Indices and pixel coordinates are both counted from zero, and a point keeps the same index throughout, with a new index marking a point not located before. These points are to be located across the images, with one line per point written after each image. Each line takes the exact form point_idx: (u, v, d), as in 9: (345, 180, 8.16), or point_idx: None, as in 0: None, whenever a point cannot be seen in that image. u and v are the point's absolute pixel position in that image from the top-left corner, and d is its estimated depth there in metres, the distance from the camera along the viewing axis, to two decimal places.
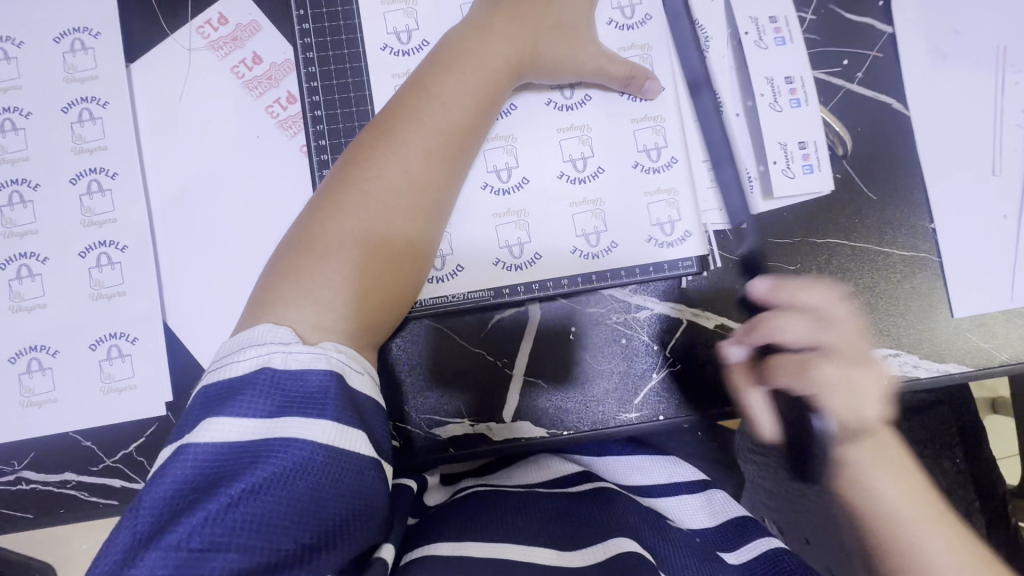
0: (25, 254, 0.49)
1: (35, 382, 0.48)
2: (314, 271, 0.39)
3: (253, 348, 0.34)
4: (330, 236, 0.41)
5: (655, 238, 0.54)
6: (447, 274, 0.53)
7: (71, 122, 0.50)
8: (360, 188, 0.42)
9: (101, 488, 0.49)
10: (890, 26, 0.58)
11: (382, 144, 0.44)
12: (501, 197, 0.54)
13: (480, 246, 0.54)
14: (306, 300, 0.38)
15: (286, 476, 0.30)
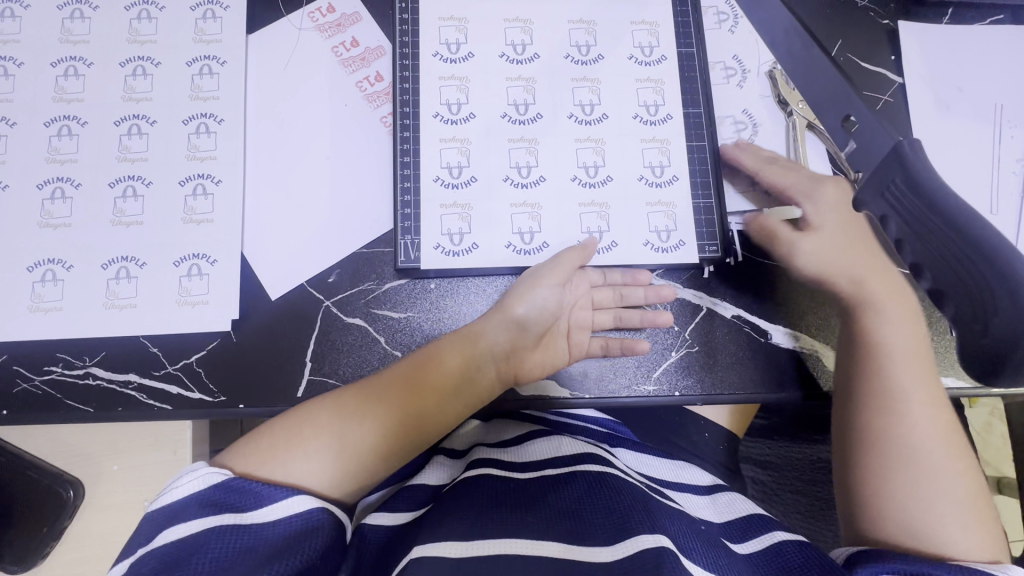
0: (133, 177, 0.56)
1: (120, 287, 0.54)
2: (307, 457, 0.48)
3: (185, 475, 0.45)
4: (319, 449, 0.48)
5: (651, 243, 0.57)
6: (463, 251, 0.56)
7: (192, 74, 0.58)
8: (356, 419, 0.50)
9: (159, 392, 0.53)
10: (900, 77, 0.67)
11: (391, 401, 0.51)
12: (520, 190, 0.57)
13: (494, 229, 0.57)
14: (300, 471, 0.47)
15: (225, 535, 0.41)
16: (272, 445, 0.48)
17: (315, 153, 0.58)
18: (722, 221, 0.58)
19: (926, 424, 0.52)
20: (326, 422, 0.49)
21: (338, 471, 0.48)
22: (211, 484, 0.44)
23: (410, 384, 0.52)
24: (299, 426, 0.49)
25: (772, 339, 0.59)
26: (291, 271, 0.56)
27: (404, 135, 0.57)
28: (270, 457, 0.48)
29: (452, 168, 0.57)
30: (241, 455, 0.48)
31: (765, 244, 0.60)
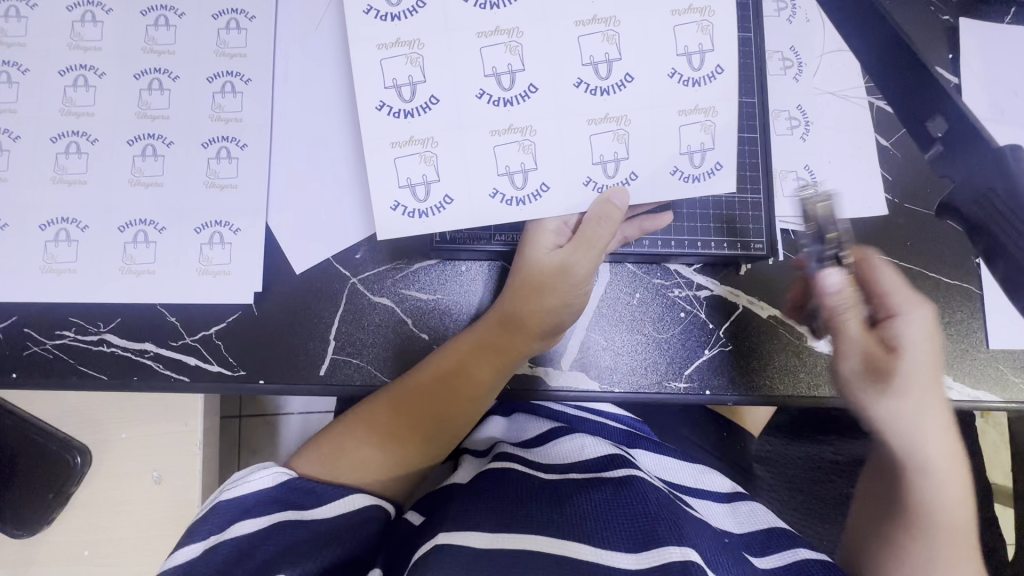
0: (153, 135, 0.52)
1: (138, 252, 0.51)
2: (350, 460, 0.51)
3: (258, 471, 0.47)
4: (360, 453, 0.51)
5: (680, 169, 0.49)
6: (430, 209, 0.49)
7: (219, 29, 0.54)
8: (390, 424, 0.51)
9: (176, 363, 0.51)
10: (957, 76, 0.64)
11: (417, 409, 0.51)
12: (500, 109, 0.48)
13: (476, 176, 0.49)
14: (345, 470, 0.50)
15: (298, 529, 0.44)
16: (324, 447, 0.51)
17: (345, 121, 0.55)
18: (772, 228, 0.56)
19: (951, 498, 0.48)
20: (366, 428, 0.52)
21: (386, 472, 0.51)
22: (278, 483, 0.47)
23: (441, 384, 0.51)
24: (348, 426, 0.52)
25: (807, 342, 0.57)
26: (316, 246, 0.53)
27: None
28: (327, 462, 0.50)
29: (400, 88, 0.47)
30: (302, 454, 0.52)
31: None
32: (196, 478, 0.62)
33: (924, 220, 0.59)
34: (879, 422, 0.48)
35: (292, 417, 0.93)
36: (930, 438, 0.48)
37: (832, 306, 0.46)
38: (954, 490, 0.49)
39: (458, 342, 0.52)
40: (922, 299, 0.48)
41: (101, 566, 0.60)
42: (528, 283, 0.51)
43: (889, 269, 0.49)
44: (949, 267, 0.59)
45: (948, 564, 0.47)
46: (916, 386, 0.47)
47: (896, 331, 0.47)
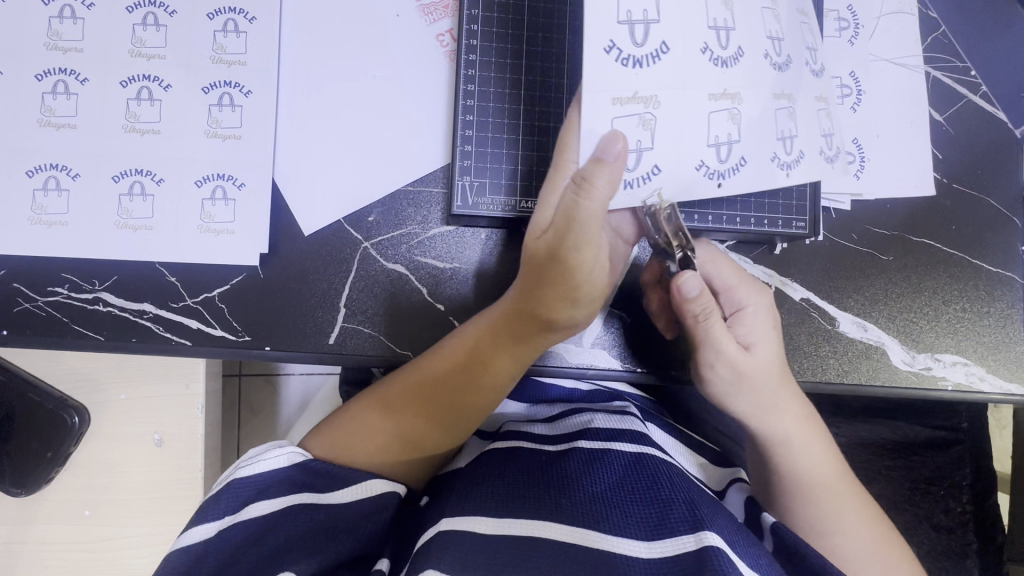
0: (149, 76, 0.48)
1: (134, 205, 0.47)
2: (362, 446, 0.47)
3: (273, 450, 0.44)
4: (371, 438, 0.48)
5: (824, 152, 0.48)
6: (639, 178, 0.45)
7: None
8: (404, 407, 0.48)
9: (177, 326, 0.48)
10: None
11: (433, 394, 0.48)
12: (718, 70, 0.44)
13: (687, 142, 0.45)
14: (361, 455, 0.47)
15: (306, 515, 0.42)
16: (338, 427, 0.49)
17: (359, 70, 0.50)
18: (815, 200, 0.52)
19: (824, 464, 0.52)
20: (377, 414, 0.49)
21: (401, 458, 0.48)
22: (293, 463, 0.44)
23: (459, 371, 0.48)
24: (364, 407, 0.50)
25: (840, 328, 0.55)
26: (325, 206, 0.50)
27: (470, 51, 0.49)
28: (335, 446, 0.48)
29: (633, 27, 0.42)
30: (316, 433, 0.50)
31: (846, 224, 0.55)
32: (198, 442, 0.60)
33: (973, 203, 0.56)
34: (746, 415, 0.51)
35: (292, 379, 0.91)
36: (785, 418, 0.51)
37: (696, 311, 0.46)
38: (809, 455, 0.51)
39: (484, 326, 0.48)
40: (760, 288, 0.51)
41: (103, 526, 0.59)
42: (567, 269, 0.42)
43: (725, 262, 0.51)
44: (993, 253, 0.56)
45: (837, 519, 0.50)
46: (771, 379, 0.50)
47: (743, 329, 0.50)
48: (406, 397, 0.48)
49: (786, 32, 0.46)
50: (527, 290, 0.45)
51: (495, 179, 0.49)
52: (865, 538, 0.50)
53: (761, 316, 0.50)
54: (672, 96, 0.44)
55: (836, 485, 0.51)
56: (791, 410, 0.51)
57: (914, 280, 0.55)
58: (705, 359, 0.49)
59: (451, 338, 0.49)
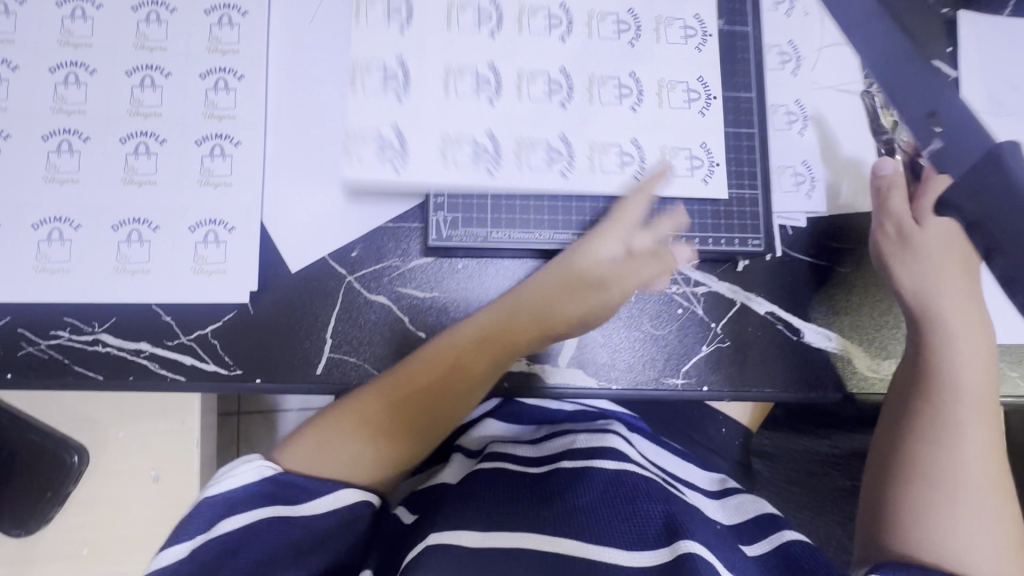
0: (146, 133, 0.52)
1: (132, 251, 0.51)
2: (334, 456, 0.49)
3: (243, 464, 0.46)
4: (347, 448, 0.49)
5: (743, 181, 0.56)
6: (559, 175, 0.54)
7: (210, 23, 0.54)
8: (380, 413, 0.50)
9: (172, 363, 0.51)
10: (956, 72, 0.64)
11: (403, 403, 0.50)
12: (633, 118, 0.55)
13: (597, 152, 0.54)
14: (335, 462, 0.49)
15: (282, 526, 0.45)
16: (306, 447, 0.49)
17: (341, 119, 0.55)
18: (768, 220, 0.56)
19: (980, 462, 0.47)
20: (352, 425, 0.50)
21: (371, 467, 0.50)
22: (261, 477, 0.46)
23: (434, 377, 0.50)
24: (334, 421, 0.50)
25: (804, 338, 0.57)
26: (310, 245, 0.53)
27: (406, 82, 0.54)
28: (311, 458, 0.49)
29: (551, 83, 0.55)
30: (291, 449, 0.49)
31: (803, 240, 0.59)
32: (194, 477, 0.62)
33: None
34: (945, 373, 0.50)
35: (289, 413, 0.93)
36: (971, 378, 0.49)
37: (894, 223, 0.54)
38: (970, 444, 0.47)
39: (472, 337, 0.50)
40: (963, 252, 0.52)
41: (101, 564, 0.60)
42: (556, 288, 0.51)
43: (940, 217, 0.53)
44: None
45: (967, 514, 0.45)
46: (959, 338, 0.51)
47: (925, 282, 0.52)
48: (379, 405, 0.50)
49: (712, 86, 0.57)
50: (516, 311, 0.51)
51: (468, 213, 0.53)
52: (985, 536, 0.45)
53: (947, 278, 0.52)
54: (585, 135, 0.55)
55: (997, 492, 0.46)
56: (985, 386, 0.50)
57: (872, 291, 0.58)
58: (900, 265, 0.54)
59: (439, 349, 0.50)
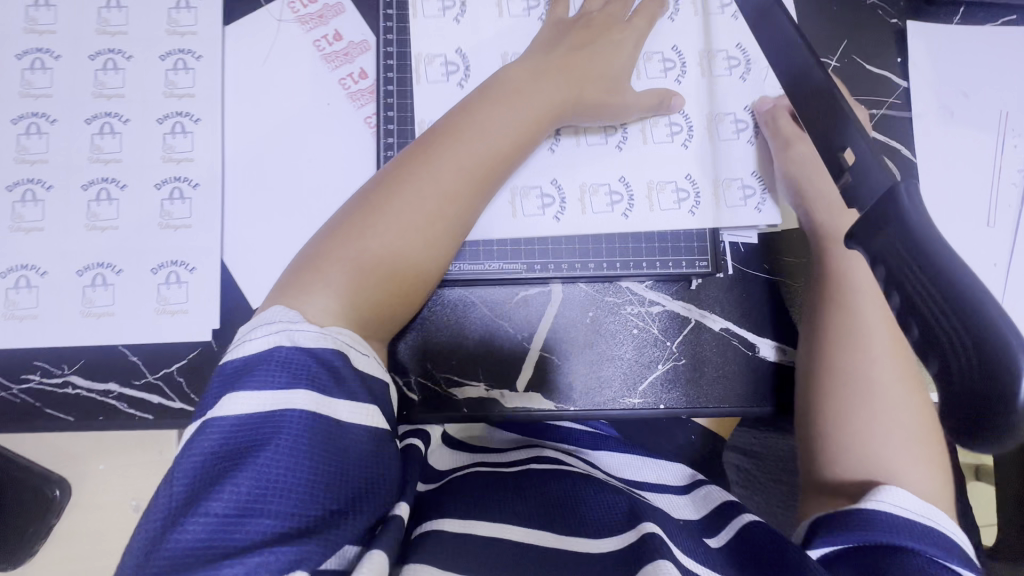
0: (107, 179, 0.54)
1: (97, 294, 0.52)
2: (321, 284, 0.47)
3: (260, 331, 0.43)
4: (352, 250, 0.48)
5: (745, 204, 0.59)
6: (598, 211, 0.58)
7: (166, 69, 0.55)
8: (375, 218, 0.49)
9: (140, 401, 0.53)
10: (906, 82, 0.64)
11: (378, 213, 0.49)
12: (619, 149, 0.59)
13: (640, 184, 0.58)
14: (317, 293, 0.47)
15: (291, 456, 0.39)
16: (312, 284, 0.47)
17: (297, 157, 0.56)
18: (715, 242, 0.58)
19: (887, 393, 0.52)
20: (344, 260, 0.48)
21: (375, 274, 0.48)
22: (268, 361, 0.42)
23: (431, 219, 0.50)
24: (344, 260, 0.48)
25: (759, 353, 0.59)
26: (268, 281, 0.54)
27: (387, 115, 0.56)
28: (297, 285, 0.47)
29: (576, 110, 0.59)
30: (309, 292, 0.47)
31: (756, 256, 0.60)
32: None
33: None
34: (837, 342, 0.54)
35: None
36: (862, 333, 0.54)
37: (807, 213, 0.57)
38: (882, 382, 0.52)
39: (451, 181, 0.51)
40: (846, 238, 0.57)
41: None
42: (537, 113, 0.54)
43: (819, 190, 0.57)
44: None
45: (888, 443, 0.51)
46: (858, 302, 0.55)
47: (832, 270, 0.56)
48: (371, 237, 0.49)
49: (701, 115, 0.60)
50: (502, 84, 0.54)
51: None
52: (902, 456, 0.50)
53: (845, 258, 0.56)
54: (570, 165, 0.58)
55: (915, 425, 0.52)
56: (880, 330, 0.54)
57: None
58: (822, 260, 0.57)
59: (435, 137, 0.52)
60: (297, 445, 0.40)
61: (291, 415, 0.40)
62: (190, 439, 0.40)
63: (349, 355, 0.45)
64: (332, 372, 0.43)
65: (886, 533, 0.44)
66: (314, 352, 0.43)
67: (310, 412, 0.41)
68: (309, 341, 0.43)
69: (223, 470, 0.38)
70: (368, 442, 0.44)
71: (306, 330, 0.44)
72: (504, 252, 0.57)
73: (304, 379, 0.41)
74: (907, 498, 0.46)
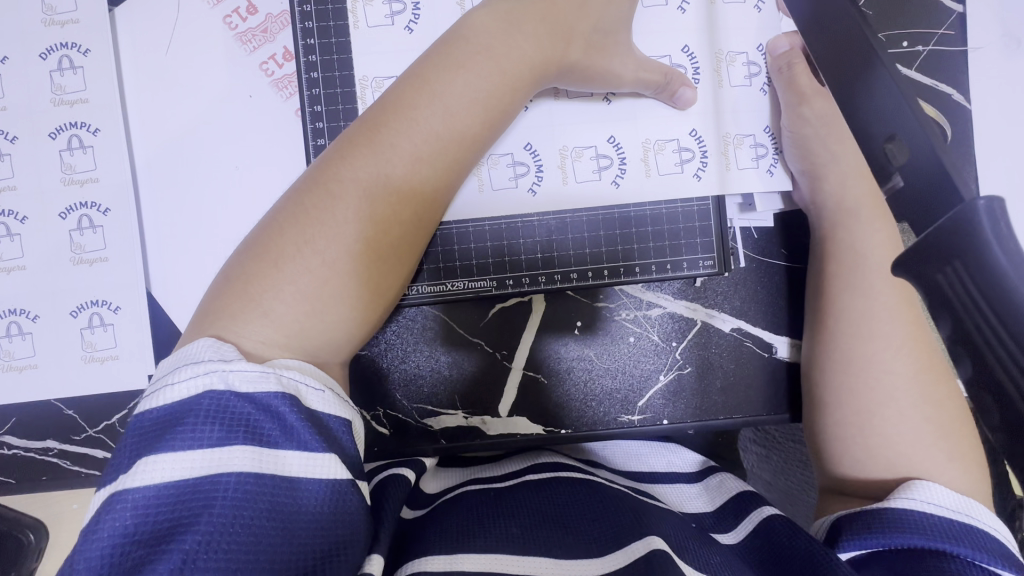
0: (3, 211, 0.46)
1: (14, 346, 0.46)
2: (249, 304, 0.34)
3: (187, 369, 0.30)
4: (286, 252, 0.35)
5: (761, 166, 0.47)
6: (589, 179, 0.47)
7: (50, 71, 0.46)
8: (317, 215, 0.36)
9: (83, 458, 0.47)
10: (962, 4, 0.50)
11: (323, 204, 0.36)
12: (603, 108, 0.46)
13: (635, 143, 0.47)
14: (250, 322, 0.33)
15: (222, 531, 0.27)
16: (241, 311, 0.33)
17: (219, 165, 0.47)
18: (721, 231, 0.48)
19: (909, 382, 0.42)
20: (281, 275, 0.34)
21: (320, 298, 0.35)
22: (199, 394, 0.30)
23: (396, 213, 0.37)
24: (275, 276, 0.34)
25: (777, 353, 0.50)
26: None
27: (312, 93, 0.44)
28: (217, 310, 0.34)
29: None
30: (236, 320, 0.33)
31: (772, 240, 0.50)
32: None
33: None
34: (849, 319, 0.44)
35: None
36: (875, 311, 0.43)
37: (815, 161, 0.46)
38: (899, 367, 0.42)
39: (412, 171, 0.37)
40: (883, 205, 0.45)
41: None
42: (517, 71, 0.40)
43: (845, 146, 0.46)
44: None
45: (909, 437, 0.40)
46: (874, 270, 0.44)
47: (853, 238, 0.45)
48: (316, 242, 0.35)
49: (703, 55, 0.47)
50: (462, 39, 0.40)
51: None
52: (937, 458, 0.39)
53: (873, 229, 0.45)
54: (543, 138, 0.46)
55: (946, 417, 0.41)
56: (900, 305, 0.43)
57: None
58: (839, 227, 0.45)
59: (385, 108, 0.38)
60: (232, 521, 0.27)
61: (225, 479, 0.28)
62: (93, 515, 0.28)
63: (305, 395, 0.32)
64: (278, 420, 0.30)
65: (920, 535, 0.33)
66: (253, 396, 0.30)
67: (249, 475, 0.28)
68: (248, 383, 0.30)
69: (130, 559, 0.26)
70: (333, 504, 0.30)
71: (244, 366, 0.30)
72: (473, 263, 0.48)
73: (240, 432, 0.29)
74: (942, 493, 0.36)
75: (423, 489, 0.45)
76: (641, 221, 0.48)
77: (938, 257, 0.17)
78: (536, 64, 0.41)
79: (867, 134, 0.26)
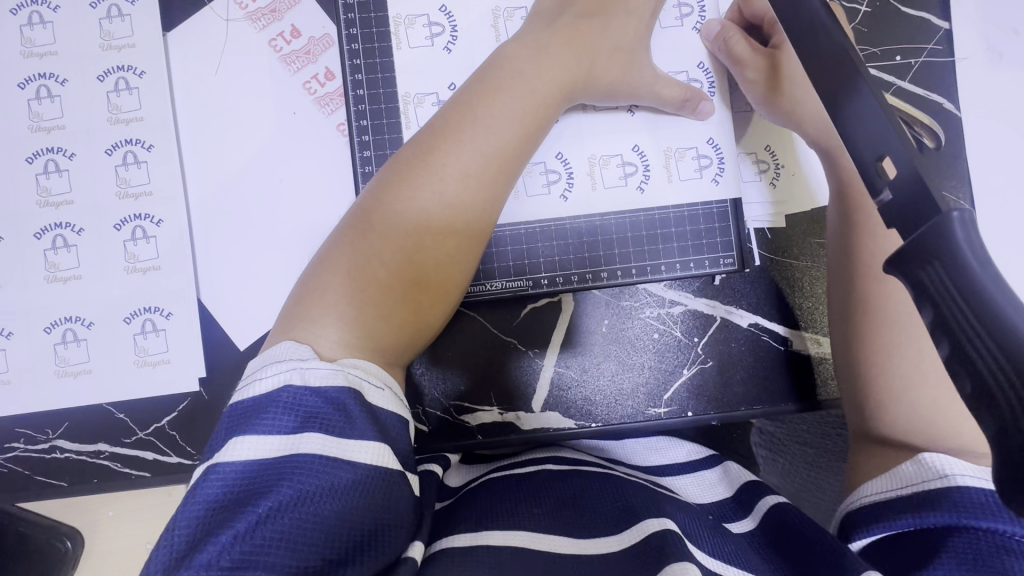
0: (61, 224, 0.48)
1: (69, 352, 0.48)
2: (322, 307, 0.37)
3: (273, 365, 0.34)
4: (353, 264, 0.39)
5: (764, 176, 0.53)
6: (615, 185, 0.50)
7: (107, 91, 0.49)
8: (380, 231, 0.39)
9: (133, 460, 0.49)
10: (948, 21, 0.55)
11: (383, 220, 0.39)
12: (626, 120, 0.50)
13: (656, 151, 0.50)
14: (324, 322, 0.37)
15: (292, 502, 0.30)
16: (315, 314, 0.37)
17: (265, 178, 0.50)
18: (739, 231, 0.51)
19: None
20: (351, 283, 0.38)
21: (385, 301, 0.38)
22: (280, 386, 0.33)
23: (448, 225, 0.40)
24: (349, 285, 0.38)
25: (793, 346, 0.53)
26: (250, 321, 0.49)
27: (358, 108, 0.47)
28: (295, 314, 0.38)
29: None
30: (310, 319, 0.37)
31: (785, 239, 0.53)
32: None
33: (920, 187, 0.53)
34: None
35: None
36: None
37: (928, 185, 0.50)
38: None
39: (461, 186, 0.40)
40: None
41: None
42: (549, 92, 0.43)
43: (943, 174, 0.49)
44: None
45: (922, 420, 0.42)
46: None
47: None
48: (379, 253, 0.39)
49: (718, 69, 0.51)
50: (497, 67, 0.44)
51: None
52: None
53: None
54: (571, 148, 0.50)
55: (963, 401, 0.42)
56: None
57: None
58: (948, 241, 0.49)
59: (433, 131, 0.42)
60: (308, 497, 0.30)
61: (299, 458, 0.31)
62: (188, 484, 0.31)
63: (368, 392, 0.34)
64: (344, 412, 0.32)
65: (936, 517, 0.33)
66: (323, 391, 0.33)
67: (323, 458, 0.31)
68: (320, 379, 0.33)
69: (219, 528, 0.29)
70: (389, 487, 0.32)
71: (318, 364, 0.33)
72: (509, 265, 0.51)
73: (313, 421, 0.32)
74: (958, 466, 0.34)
75: (446, 483, 0.47)
76: (664, 221, 0.51)
77: (923, 257, 0.22)
78: (566, 83, 0.44)
79: (858, 152, 0.30)
